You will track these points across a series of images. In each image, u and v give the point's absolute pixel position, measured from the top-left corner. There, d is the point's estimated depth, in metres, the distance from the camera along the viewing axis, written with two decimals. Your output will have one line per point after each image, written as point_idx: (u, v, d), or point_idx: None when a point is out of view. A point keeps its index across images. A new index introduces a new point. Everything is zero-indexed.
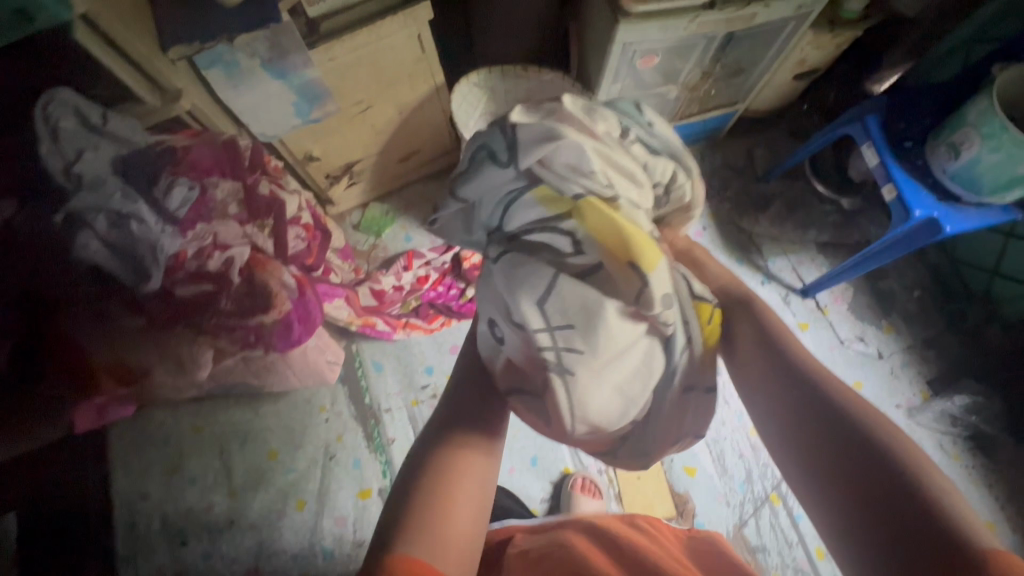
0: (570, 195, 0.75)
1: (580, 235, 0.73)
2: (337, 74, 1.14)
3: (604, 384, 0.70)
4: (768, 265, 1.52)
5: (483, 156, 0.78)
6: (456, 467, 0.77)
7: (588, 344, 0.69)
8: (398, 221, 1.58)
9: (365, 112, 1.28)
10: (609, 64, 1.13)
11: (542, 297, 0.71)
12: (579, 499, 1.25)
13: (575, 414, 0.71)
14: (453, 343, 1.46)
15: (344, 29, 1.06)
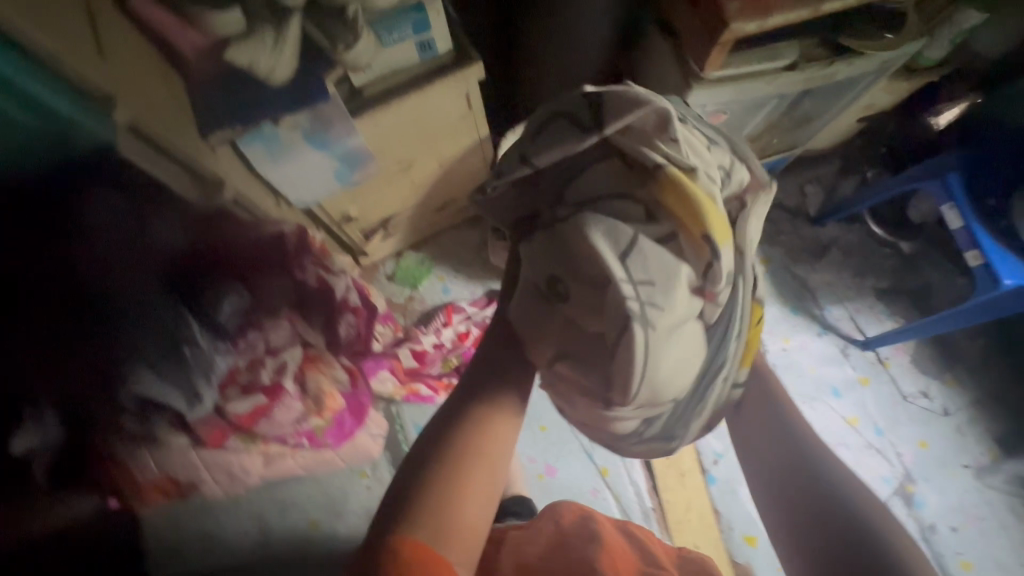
0: (648, 163, 0.62)
1: (656, 206, 0.61)
2: (381, 138, 1.05)
3: (670, 348, 0.60)
4: (825, 314, 1.46)
5: (554, 116, 0.64)
6: (478, 440, 0.67)
7: (670, 302, 0.58)
8: (435, 271, 1.50)
9: (406, 170, 1.20)
10: None
11: (622, 254, 0.58)
12: None
13: (641, 387, 0.61)
14: None
15: (390, 95, 0.97)
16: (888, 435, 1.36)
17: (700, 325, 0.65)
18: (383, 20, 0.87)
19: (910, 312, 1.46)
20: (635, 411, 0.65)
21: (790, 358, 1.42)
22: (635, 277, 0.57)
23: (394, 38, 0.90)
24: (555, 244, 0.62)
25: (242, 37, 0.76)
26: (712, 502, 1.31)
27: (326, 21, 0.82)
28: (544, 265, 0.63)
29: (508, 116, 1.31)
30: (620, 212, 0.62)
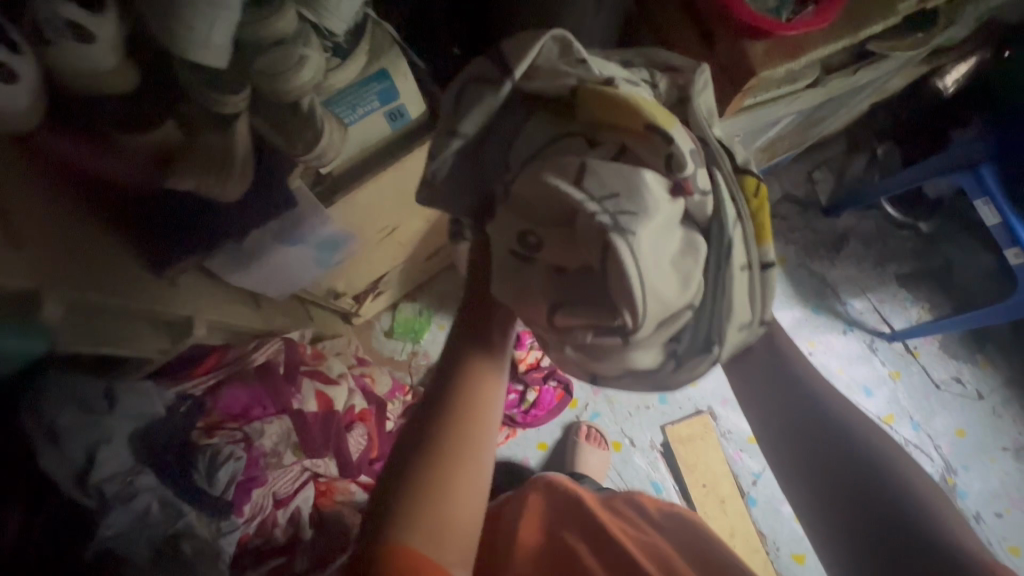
0: (564, 92, 0.58)
1: (590, 130, 0.57)
2: (360, 215, 0.93)
3: (656, 253, 0.52)
4: (847, 309, 1.39)
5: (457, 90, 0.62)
6: (462, 436, 0.62)
7: (640, 203, 0.51)
8: (435, 320, 1.41)
9: (391, 233, 1.09)
10: None
11: (574, 180, 0.53)
12: (585, 450, 1.26)
13: (647, 302, 0.52)
14: (523, 455, 1.32)
15: (364, 172, 0.84)
16: (925, 429, 1.32)
17: (694, 228, 0.57)
18: (349, 99, 0.76)
19: (935, 294, 1.39)
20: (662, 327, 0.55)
21: (815, 363, 1.36)
22: (596, 196, 0.52)
23: (362, 112, 0.78)
24: (517, 204, 0.58)
25: (183, 153, 0.66)
26: (756, 525, 1.28)
27: (278, 117, 0.69)
28: (511, 223, 0.57)
29: None
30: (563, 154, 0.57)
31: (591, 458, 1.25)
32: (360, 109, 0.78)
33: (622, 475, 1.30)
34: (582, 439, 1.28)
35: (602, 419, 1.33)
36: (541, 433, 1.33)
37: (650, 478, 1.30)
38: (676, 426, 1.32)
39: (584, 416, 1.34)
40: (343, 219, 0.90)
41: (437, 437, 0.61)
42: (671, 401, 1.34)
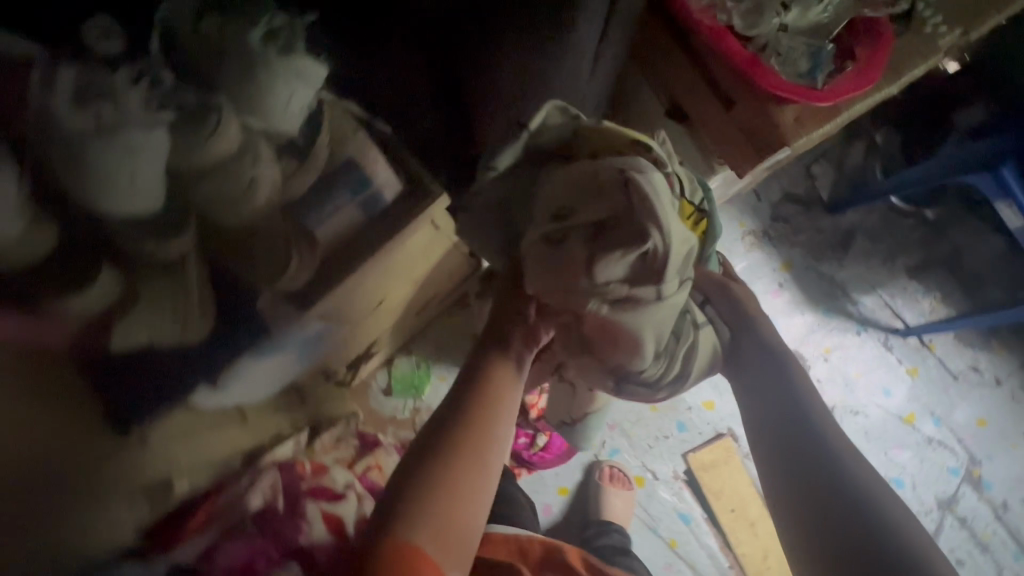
0: (565, 132, 0.72)
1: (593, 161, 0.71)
2: (337, 304, 0.82)
3: (666, 201, 0.64)
4: (859, 309, 1.34)
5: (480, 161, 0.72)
6: (490, 414, 0.69)
7: (647, 160, 0.66)
8: (435, 371, 1.33)
9: (379, 306, 0.99)
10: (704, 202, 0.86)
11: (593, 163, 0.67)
12: (609, 493, 1.21)
13: (669, 225, 0.62)
14: (545, 503, 1.26)
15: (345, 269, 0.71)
16: (947, 423, 1.30)
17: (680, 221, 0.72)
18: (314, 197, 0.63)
19: (945, 281, 1.35)
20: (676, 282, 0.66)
21: (831, 369, 1.32)
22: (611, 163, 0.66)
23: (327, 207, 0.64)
24: (552, 195, 0.67)
25: (122, 308, 0.55)
26: None
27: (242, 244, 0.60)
28: (549, 211, 0.67)
29: None
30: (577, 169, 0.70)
31: (614, 503, 1.20)
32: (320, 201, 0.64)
33: (648, 510, 1.26)
34: (604, 481, 1.23)
35: (621, 455, 1.28)
36: (561, 477, 1.28)
37: (676, 509, 1.26)
38: (698, 453, 1.28)
39: (602, 454, 1.28)
40: (317, 316, 0.79)
41: (473, 411, 0.68)
42: (689, 428, 1.29)
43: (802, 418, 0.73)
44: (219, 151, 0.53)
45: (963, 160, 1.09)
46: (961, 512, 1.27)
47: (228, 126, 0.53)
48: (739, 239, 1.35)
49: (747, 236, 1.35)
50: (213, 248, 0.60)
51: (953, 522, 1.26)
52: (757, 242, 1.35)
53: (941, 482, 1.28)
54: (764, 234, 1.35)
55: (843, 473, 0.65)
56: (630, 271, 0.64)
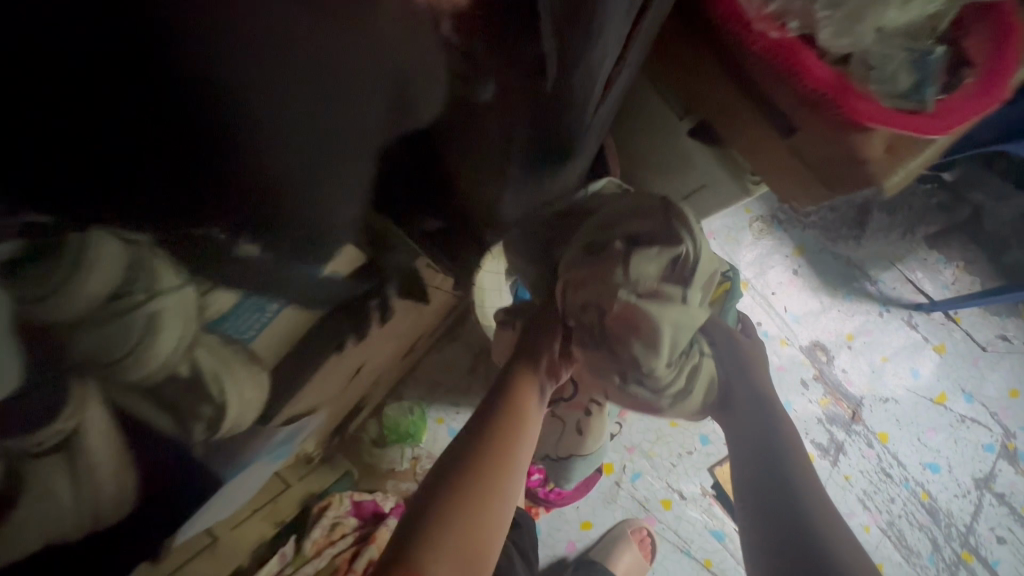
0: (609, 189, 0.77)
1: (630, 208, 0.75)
2: (307, 396, 0.68)
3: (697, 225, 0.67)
4: (880, 287, 1.25)
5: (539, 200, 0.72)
6: (512, 427, 0.67)
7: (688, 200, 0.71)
8: (432, 412, 1.21)
9: (360, 371, 0.85)
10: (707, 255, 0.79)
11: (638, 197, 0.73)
12: (634, 551, 1.12)
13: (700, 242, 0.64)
14: (568, 540, 1.16)
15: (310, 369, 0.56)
16: (979, 398, 1.23)
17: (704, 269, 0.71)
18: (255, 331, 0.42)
19: (966, 248, 1.27)
20: (700, 295, 0.64)
21: (856, 356, 1.23)
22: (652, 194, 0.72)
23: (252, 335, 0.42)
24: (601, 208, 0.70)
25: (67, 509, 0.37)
26: None
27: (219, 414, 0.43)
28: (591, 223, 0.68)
29: None
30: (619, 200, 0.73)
31: (635, 562, 1.11)
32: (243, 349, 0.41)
33: (678, 532, 1.18)
34: (637, 537, 1.14)
35: (644, 478, 1.18)
36: (582, 510, 1.18)
37: (708, 528, 1.17)
38: (725, 466, 1.19)
39: (624, 479, 1.18)
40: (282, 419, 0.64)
41: (503, 406, 0.69)
42: (713, 439, 1.20)
43: (782, 465, 0.70)
44: (90, 298, 0.28)
45: (996, 121, 1.02)
46: (1000, 489, 1.22)
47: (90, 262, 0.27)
48: (747, 226, 1.24)
49: (755, 222, 1.24)
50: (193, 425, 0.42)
51: (991, 500, 1.21)
52: (767, 226, 1.25)
53: (977, 460, 1.22)
54: (774, 217, 1.25)
55: (816, 538, 0.61)
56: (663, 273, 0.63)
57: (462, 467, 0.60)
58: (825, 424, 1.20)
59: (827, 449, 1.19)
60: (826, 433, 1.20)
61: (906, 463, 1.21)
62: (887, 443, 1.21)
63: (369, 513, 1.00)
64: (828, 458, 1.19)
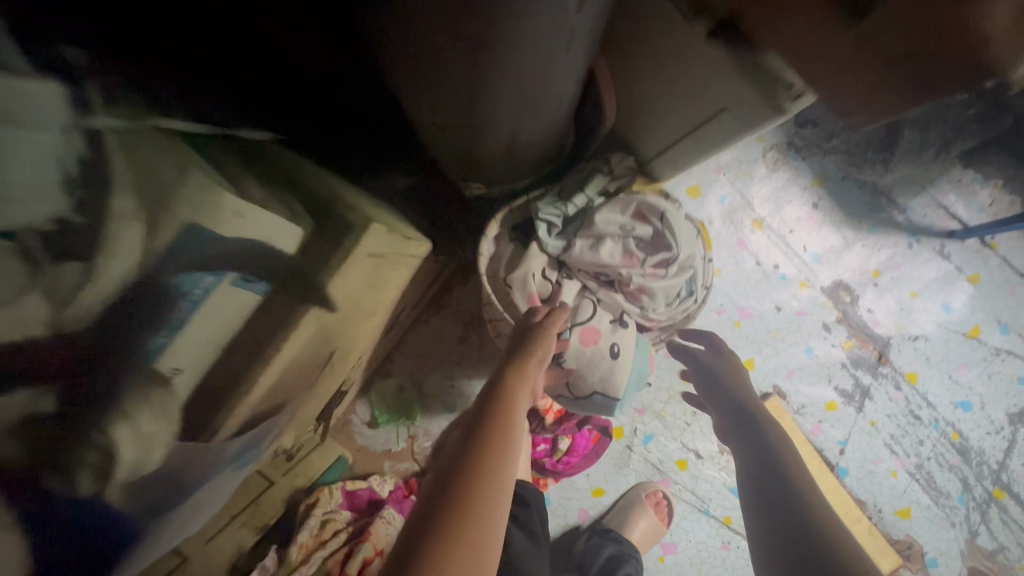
0: (596, 183, 0.79)
1: (611, 189, 0.80)
2: (263, 401, 0.57)
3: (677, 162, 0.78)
4: (908, 216, 1.13)
5: (551, 201, 0.78)
6: (505, 456, 0.52)
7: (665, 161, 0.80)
8: (425, 390, 1.06)
9: (333, 358, 0.75)
10: (689, 231, 0.76)
11: (614, 178, 0.80)
12: (650, 515, 1.06)
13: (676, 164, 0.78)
14: (580, 508, 1.10)
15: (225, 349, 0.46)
16: (1016, 329, 1.14)
17: (684, 225, 0.76)
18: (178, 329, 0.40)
19: (1006, 164, 1.13)
20: (685, 229, 0.75)
21: (883, 295, 1.12)
22: (618, 164, 0.80)
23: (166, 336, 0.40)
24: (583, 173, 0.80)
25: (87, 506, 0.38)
26: (851, 493, 1.11)
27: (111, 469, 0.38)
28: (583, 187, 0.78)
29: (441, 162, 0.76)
30: (602, 182, 0.79)
31: (650, 525, 1.06)
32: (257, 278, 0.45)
33: (695, 492, 1.11)
34: (650, 501, 1.07)
35: (657, 440, 1.11)
36: (593, 477, 1.11)
37: (727, 485, 1.12)
38: None
39: (635, 443, 1.11)
40: (227, 435, 0.53)
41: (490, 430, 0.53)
42: None
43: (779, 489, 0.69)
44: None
45: None
46: None
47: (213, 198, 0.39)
48: (760, 156, 1.10)
49: (770, 151, 1.10)
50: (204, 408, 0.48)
51: None
52: (783, 156, 1.11)
53: (1012, 395, 1.14)
54: (790, 145, 1.11)
55: (796, 521, 0.63)
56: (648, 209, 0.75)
57: (438, 519, 0.45)
58: (849, 368, 1.11)
59: (852, 395, 1.11)
60: (851, 378, 1.11)
61: (937, 404, 1.13)
62: (917, 383, 1.12)
63: (366, 504, 0.93)
64: (853, 404, 1.11)
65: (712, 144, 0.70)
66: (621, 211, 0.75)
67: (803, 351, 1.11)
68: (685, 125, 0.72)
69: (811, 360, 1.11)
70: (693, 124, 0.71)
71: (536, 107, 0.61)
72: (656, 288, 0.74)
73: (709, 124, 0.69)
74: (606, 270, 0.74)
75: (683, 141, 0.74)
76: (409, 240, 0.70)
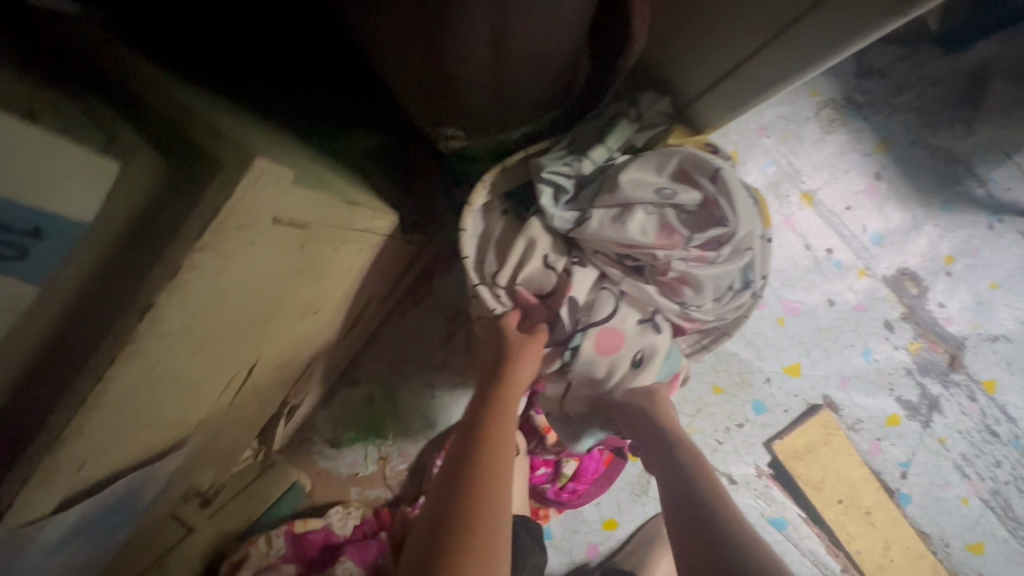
0: (621, 135, 0.58)
1: (638, 143, 0.59)
2: (113, 449, 0.36)
3: (723, 107, 0.55)
4: (990, 190, 0.93)
5: (560, 158, 0.57)
6: (502, 484, 0.44)
7: (707, 109, 0.58)
8: (399, 402, 0.85)
9: (259, 370, 0.54)
10: (746, 202, 0.54)
11: (642, 129, 0.59)
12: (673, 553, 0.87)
13: (723, 111, 0.56)
14: (587, 543, 0.90)
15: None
16: None
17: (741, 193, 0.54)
18: None
19: None
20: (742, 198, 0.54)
21: (957, 286, 0.92)
22: (649, 111, 0.59)
23: None
24: (597, 124, 0.59)
25: None
26: (914, 525, 0.91)
27: None
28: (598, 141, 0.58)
29: (405, 105, 0.55)
30: (627, 133, 0.58)
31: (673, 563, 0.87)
32: (11, 253, 0.24)
33: None
34: None
35: None
36: (604, 506, 0.91)
37: (765, 516, 0.88)
38: (786, 439, 0.89)
39: None
40: (40, 511, 0.33)
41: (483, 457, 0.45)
42: (770, 407, 0.90)
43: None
44: None
45: None
46: None
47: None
48: (813, 116, 0.90)
49: (824, 109, 0.90)
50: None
51: None
52: (839, 115, 0.91)
53: None
54: (848, 103, 0.91)
55: None
56: (691, 167, 0.54)
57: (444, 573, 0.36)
58: (915, 375, 0.92)
59: (917, 408, 0.92)
60: (916, 387, 0.92)
61: (1018, 417, 0.94)
62: (995, 393, 0.93)
63: (319, 550, 0.73)
64: (918, 419, 0.92)
65: (800, 59, 0.46)
66: (653, 171, 0.54)
67: (860, 354, 0.91)
68: (760, 33, 0.48)
69: (870, 365, 0.91)
70: (768, 34, 0.47)
71: (556, 10, 0.40)
72: (706, 277, 0.54)
73: (801, 25, 0.44)
74: (635, 252, 0.54)
75: (755, 58, 0.50)
76: (357, 206, 0.49)
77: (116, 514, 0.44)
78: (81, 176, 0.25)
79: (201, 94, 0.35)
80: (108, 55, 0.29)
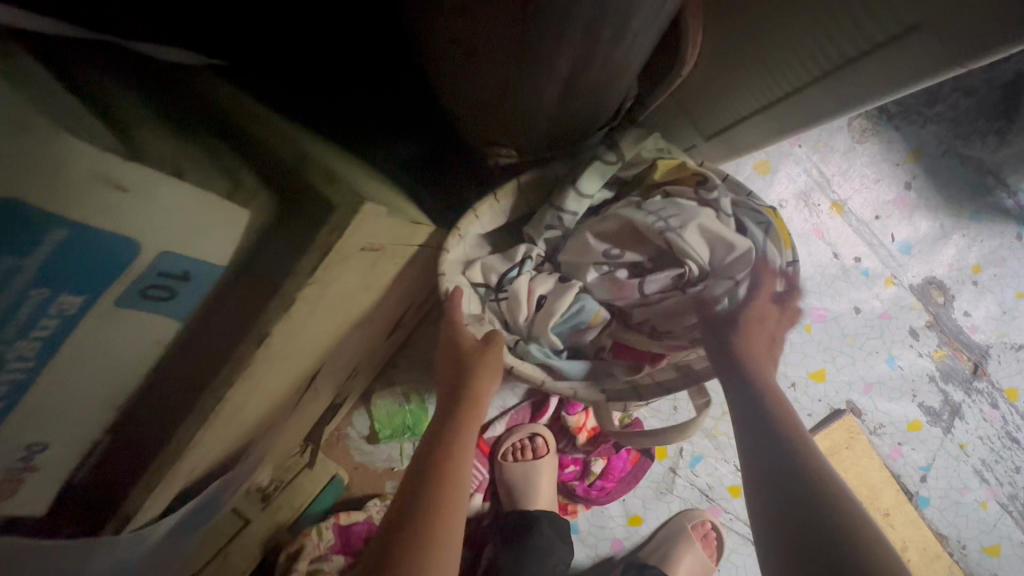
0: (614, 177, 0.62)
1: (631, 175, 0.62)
2: (208, 457, 0.40)
3: (748, 134, 0.58)
4: (1018, 200, 0.95)
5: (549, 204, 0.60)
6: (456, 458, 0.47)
7: (732, 139, 0.60)
8: (435, 402, 0.88)
9: (318, 379, 0.57)
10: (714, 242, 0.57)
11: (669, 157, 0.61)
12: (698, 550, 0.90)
13: (751, 139, 0.58)
14: (613, 538, 0.93)
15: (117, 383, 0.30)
16: None
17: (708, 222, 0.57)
18: (41, 364, 0.25)
19: None
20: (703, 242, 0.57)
21: (983, 295, 0.94)
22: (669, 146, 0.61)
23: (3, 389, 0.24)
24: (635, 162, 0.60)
25: None
26: (931, 527, 0.93)
27: None
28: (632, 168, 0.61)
29: (459, 120, 0.56)
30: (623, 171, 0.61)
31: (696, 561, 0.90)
32: (163, 293, 0.28)
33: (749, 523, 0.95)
34: (696, 532, 0.91)
35: (706, 461, 0.95)
36: (630, 503, 0.94)
37: None
38: None
39: (682, 464, 0.95)
40: (151, 514, 0.36)
41: (443, 451, 0.47)
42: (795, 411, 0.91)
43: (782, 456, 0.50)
44: None
45: None
46: None
47: (60, 155, 0.20)
48: (844, 125, 0.91)
49: (857, 119, 0.91)
50: (120, 464, 0.36)
51: None
52: (872, 125, 0.92)
53: None
54: (881, 113, 0.92)
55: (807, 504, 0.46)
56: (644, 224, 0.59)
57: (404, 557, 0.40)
58: (938, 382, 0.94)
59: (939, 414, 0.94)
60: (939, 394, 0.94)
61: None
62: (1015, 401, 0.96)
63: (363, 542, 0.77)
64: (940, 424, 0.94)
65: (855, 96, 0.47)
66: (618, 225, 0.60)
67: (884, 361, 0.93)
68: (817, 64, 0.47)
69: (893, 371, 0.93)
70: (824, 67, 0.47)
71: (624, 53, 0.42)
72: (652, 315, 0.62)
73: (859, 64, 0.45)
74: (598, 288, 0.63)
75: (804, 93, 0.50)
76: (418, 224, 0.49)
77: (198, 516, 0.47)
78: (224, 223, 0.28)
79: (290, 130, 0.37)
80: (217, 102, 0.33)
